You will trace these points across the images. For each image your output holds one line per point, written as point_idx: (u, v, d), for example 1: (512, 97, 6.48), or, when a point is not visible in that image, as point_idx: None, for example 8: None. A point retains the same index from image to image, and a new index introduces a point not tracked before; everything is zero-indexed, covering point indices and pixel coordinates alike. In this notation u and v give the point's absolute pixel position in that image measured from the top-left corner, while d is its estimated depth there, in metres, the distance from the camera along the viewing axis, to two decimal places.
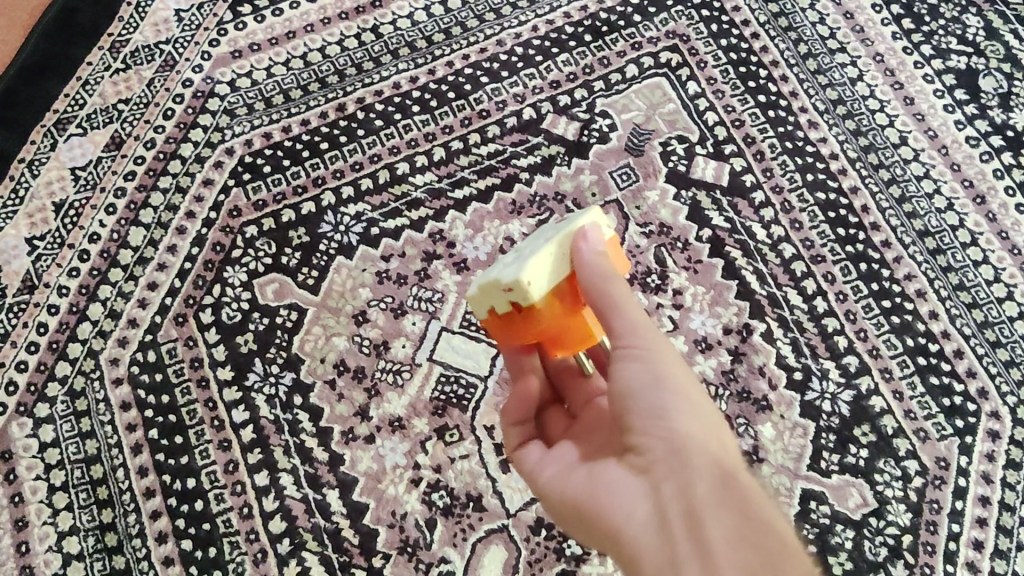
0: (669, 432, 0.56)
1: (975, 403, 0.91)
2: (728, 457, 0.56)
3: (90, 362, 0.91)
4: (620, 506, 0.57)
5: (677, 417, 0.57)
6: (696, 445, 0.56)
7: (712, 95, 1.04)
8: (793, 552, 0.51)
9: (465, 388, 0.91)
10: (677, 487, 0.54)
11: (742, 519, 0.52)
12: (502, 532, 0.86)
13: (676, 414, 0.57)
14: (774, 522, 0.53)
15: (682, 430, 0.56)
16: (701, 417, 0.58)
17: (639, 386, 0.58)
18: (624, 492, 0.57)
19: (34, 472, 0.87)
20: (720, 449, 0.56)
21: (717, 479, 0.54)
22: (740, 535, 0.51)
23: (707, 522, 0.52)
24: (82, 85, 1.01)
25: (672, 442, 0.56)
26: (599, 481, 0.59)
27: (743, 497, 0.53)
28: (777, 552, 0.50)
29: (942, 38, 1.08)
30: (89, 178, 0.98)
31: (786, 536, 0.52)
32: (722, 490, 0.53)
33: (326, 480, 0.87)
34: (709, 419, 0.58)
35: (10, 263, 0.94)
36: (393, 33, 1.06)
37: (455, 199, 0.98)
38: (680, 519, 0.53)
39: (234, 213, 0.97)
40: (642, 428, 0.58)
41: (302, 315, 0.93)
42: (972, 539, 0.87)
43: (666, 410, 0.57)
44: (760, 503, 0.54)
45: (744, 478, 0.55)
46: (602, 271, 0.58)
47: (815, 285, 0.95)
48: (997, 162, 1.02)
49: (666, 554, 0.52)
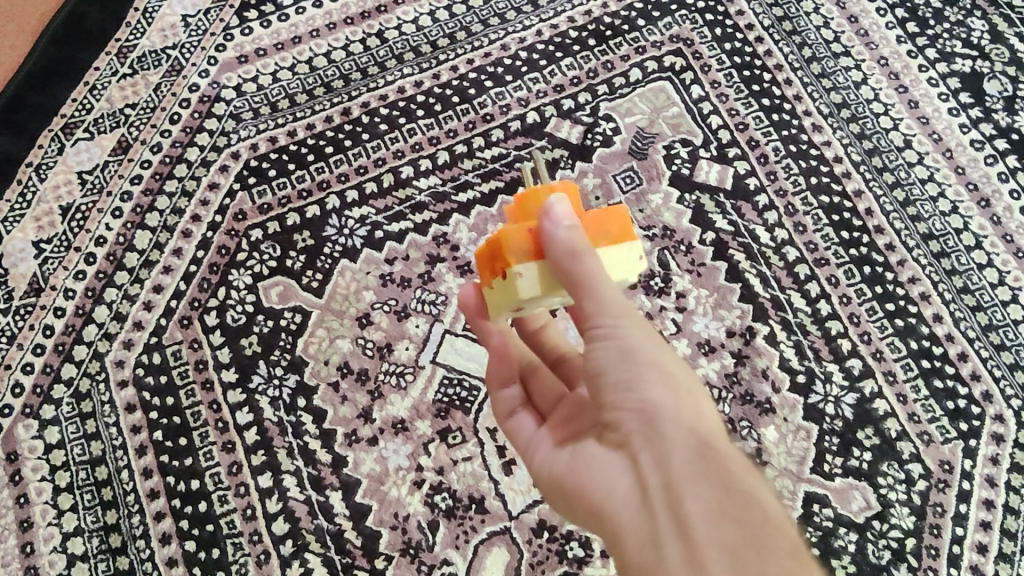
0: (643, 406, 0.55)
1: (979, 407, 0.91)
2: (706, 427, 0.55)
3: (96, 364, 0.91)
4: (600, 484, 0.57)
5: (650, 388, 0.55)
6: (673, 419, 0.55)
7: (716, 99, 1.04)
8: (774, 524, 0.50)
9: (468, 390, 0.91)
10: (653, 460, 0.54)
11: (719, 490, 0.51)
12: (504, 534, 0.86)
13: (649, 385, 0.56)
14: (753, 492, 0.52)
15: (656, 402, 0.55)
16: (676, 387, 0.56)
17: (611, 360, 0.56)
18: (606, 469, 0.57)
19: (39, 473, 0.88)
20: (696, 419, 0.55)
21: (694, 451, 0.53)
22: (719, 506, 0.50)
23: (688, 498, 0.51)
24: (90, 90, 1.02)
25: (647, 416, 0.55)
26: (582, 459, 0.59)
27: (721, 468, 0.53)
28: (757, 524, 0.50)
29: (946, 41, 1.08)
30: (96, 182, 0.99)
31: (765, 504, 0.52)
32: (701, 462, 0.53)
33: (329, 482, 0.88)
34: (683, 385, 0.57)
35: (18, 265, 0.95)
36: (398, 38, 1.07)
37: (459, 203, 0.98)
38: (660, 494, 0.52)
39: (239, 216, 0.98)
40: (616, 402, 0.56)
41: (306, 318, 0.94)
42: (975, 543, 0.86)
43: (638, 384, 0.56)
44: (741, 473, 0.53)
45: (723, 449, 0.54)
46: (572, 249, 0.54)
47: (819, 288, 0.95)
48: (1002, 165, 1.01)
49: (646, 529, 0.52)
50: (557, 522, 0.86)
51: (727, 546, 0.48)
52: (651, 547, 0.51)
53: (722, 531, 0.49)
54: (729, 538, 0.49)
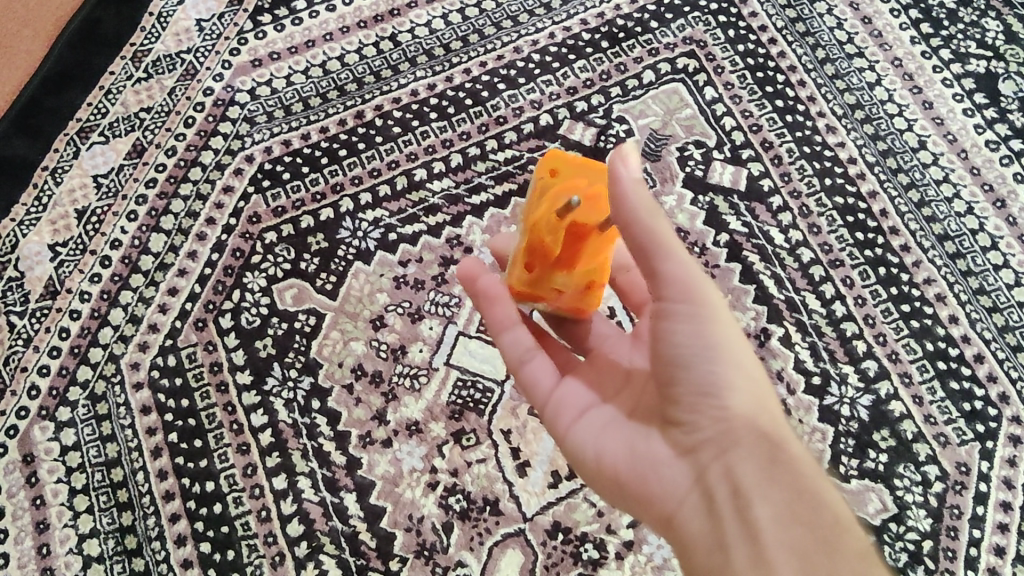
0: (720, 412, 0.57)
1: (996, 408, 0.90)
2: (775, 427, 0.58)
3: (111, 366, 0.92)
4: (667, 485, 0.59)
5: (730, 397, 0.58)
6: (748, 424, 0.57)
7: (730, 101, 1.04)
8: (846, 529, 0.53)
9: (482, 392, 0.91)
10: (726, 465, 0.56)
11: (789, 494, 0.54)
12: (519, 535, 0.86)
13: (729, 391, 0.58)
14: (824, 495, 0.54)
15: (734, 408, 0.58)
16: (753, 388, 0.59)
17: (691, 357, 0.58)
18: (670, 469, 0.59)
19: (55, 475, 0.88)
20: (768, 421, 0.58)
21: (766, 456, 0.56)
22: (789, 513, 0.53)
23: (759, 508, 0.54)
24: (105, 94, 1.03)
25: (723, 421, 0.57)
26: (641, 456, 0.61)
27: (794, 471, 0.55)
28: (828, 532, 0.52)
29: (961, 42, 1.07)
30: (111, 186, 0.99)
31: (837, 507, 0.54)
32: (772, 469, 0.55)
33: (343, 484, 0.88)
34: (757, 384, 0.59)
35: (34, 269, 0.95)
36: (411, 41, 1.07)
37: (472, 205, 0.99)
38: (730, 501, 0.55)
39: (253, 219, 0.98)
40: (692, 405, 0.58)
41: (321, 320, 0.94)
42: (993, 545, 0.86)
43: (716, 384, 0.58)
44: (812, 474, 0.56)
45: (791, 449, 0.57)
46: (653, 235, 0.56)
47: (834, 289, 0.94)
48: (1017, 165, 1.01)
49: (715, 535, 0.55)
50: (572, 524, 0.86)
51: (798, 553, 0.51)
52: (718, 552, 0.54)
53: (791, 536, 0.52)
54: (800, 544, 0.52)
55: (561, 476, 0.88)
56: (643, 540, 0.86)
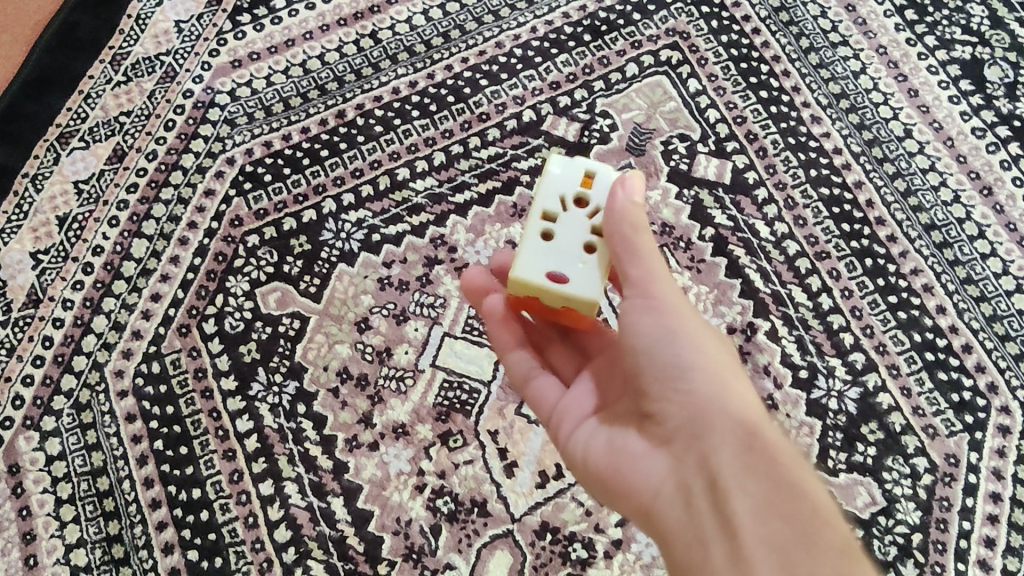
0: (690, 397, 0.58)
1: (984, 399, 0.90)
2: (752, 417, 0.57)
3: (95, 375, 0.91)
4: (644, 481, 0.58)
5: (697, 380, 0.58)
6: (721, 413, 0.57)
7: (714, 92, 1.03)
8: (825, 518, 0.51)
9: (468, 394, 0.91)
10: (703, 456, 0.55)
11: (768, 484, 0.52)
12: (507, 536, 0.86)
13: (697, 375, 0.59)
14: (801, 481, 0.53)
15: (703, 393, 0.58)
16: (723, 378, 0.59)
17: (655, 347, 0.60)
18: (647, 463, 0.59)
19: (41, 485, 0.87)
20: (746, 412, 0.57)
21: (740, 445, 0.55)
22: (768, 507, 0.51)
23: (734, 496, 0.52)
24: (85, 98, 1.02)
25: (694, 410, 0.57)
26: (620, 454, 0.61)
27: (771, 463, 0.54)
28: (807, 520, 0.50)
29: (946, 28, 1.06)
30: (92, 192, 0.98)
31: (818, 502, 0.52)
32: (747, 457, 0.54)
33: (330, 488, 0.87)
34: (728, 373, 0.59)
35: (16, 278, 0.95)
36: (391, 38, 1.06)
37: (456, 204, 0.98)
38: (704, 492, 0.54)
39: (235, 223, 0.97)
40: (663, 393, 0.59)
41: (305, 323, 0.93)
42: (983, 536, 0.85)
43: (684, 369, 0.59)
44: (788, 461, 0.54)
45: (768, 436, 0.56)
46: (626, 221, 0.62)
47: (821, 282, 0.94)
48: (1004, 153, 1.00)
49: (691, 530, 0.54)
50: (559, 524, 0.86)
51: (775, 548, 0.49)
52: (696, 549, 0.53)
53: (769, 531, 0.50)
54: (778, 537, 0.50)
55: (549, 475, 0.87)
56: (632, 538, 0.86)
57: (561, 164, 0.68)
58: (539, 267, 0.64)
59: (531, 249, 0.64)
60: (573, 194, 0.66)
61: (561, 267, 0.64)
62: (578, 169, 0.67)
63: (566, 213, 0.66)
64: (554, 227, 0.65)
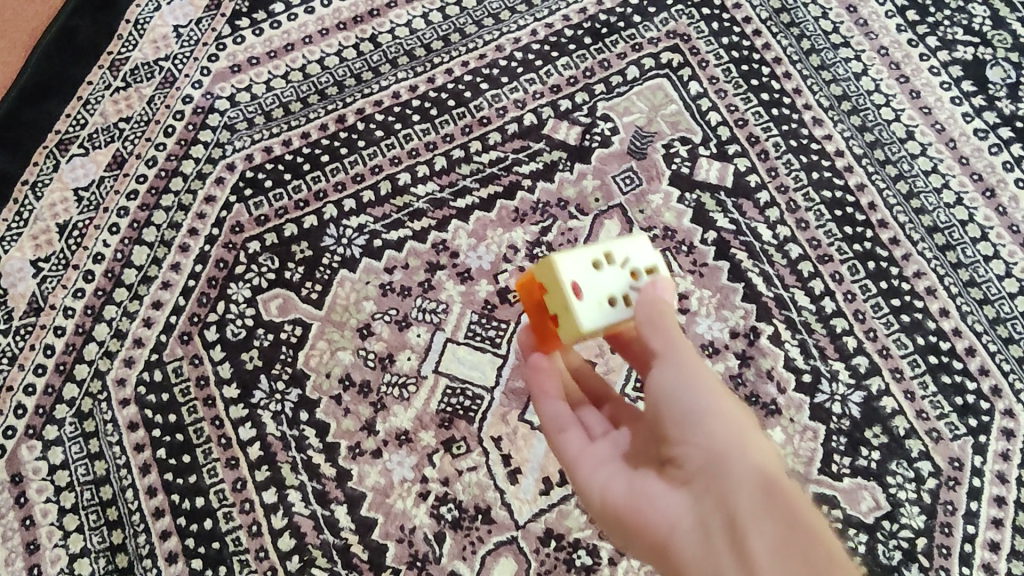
0: (708, 440, 0.53)
1: (988, 402, 0.90)
2: (771, 465, 0.53)
3: (97, 383, 0.91)
4: (661, 523, 0.53)
5: (715, 422, 0.54)
6: (741, 455, 0.53)
7: (715, 95, 1.03)
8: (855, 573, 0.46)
9: (471, 399, 0.90)
10: (721, 498, 0.51)
11: (789, 533, 0.49)
12: (511, 543, 0.85)
13: (715, 418, 0.54)
14: (819, 535, 0.49)
15: (722, 435, 0.53)
16: (742, 425, 0.54)
17: (671, 392, 0.56)
18: (666, 507, 0.53)
19: (44, 495, 0.87)
20: (766, 460, 0.53)
21: (760, 489, 0.51)
22: (791, 553, 0.47)
23: (756, 543, 0.48)
24: (84, 104, 1.02)
25: (713, 449, 0.53)
26: (641, 495, 0.55)
27: (791, 514, 0.50)
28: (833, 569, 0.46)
29: (947, 29, 1.06)
30: (93, 199, 0.98)
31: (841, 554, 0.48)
32: (767, 502, 0.50)
33: (333, 496, 0.87)
34: (745, 422, 0.55)
35: (17, 286, 0.95)
36: (391, 42, 1.06)
37: (457, 208, 0.98)
38: (724, 535, 0.50)
39: (236, 229, 0.97)
40: (680, 433, 0.55)
41: (307, 330, 0.93)
42: (988, 540, 0.85)
43: (700, 415, 0.54)
44: (808, 514, 0.50)
45: (787, 486, 0.52)
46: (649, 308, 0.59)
47: (823, 285, 0.94)
48: (1006, 154, 1.00)
49: None
50: (564, 531, 0.86)
51: None
52: None
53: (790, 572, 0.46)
54: None
55: (553, 482, 0.88)
56: None
57: (642, 242, 0.64)
58: (572, 272, 0.61)
59: (578, 256, 0.61)
60: (637, 266, 0.63)
61: (585, 289, 0.61)
62: (652, 258, 0.64)
63: (616, 269, 0.62)
64: (602, 266, 0.62)
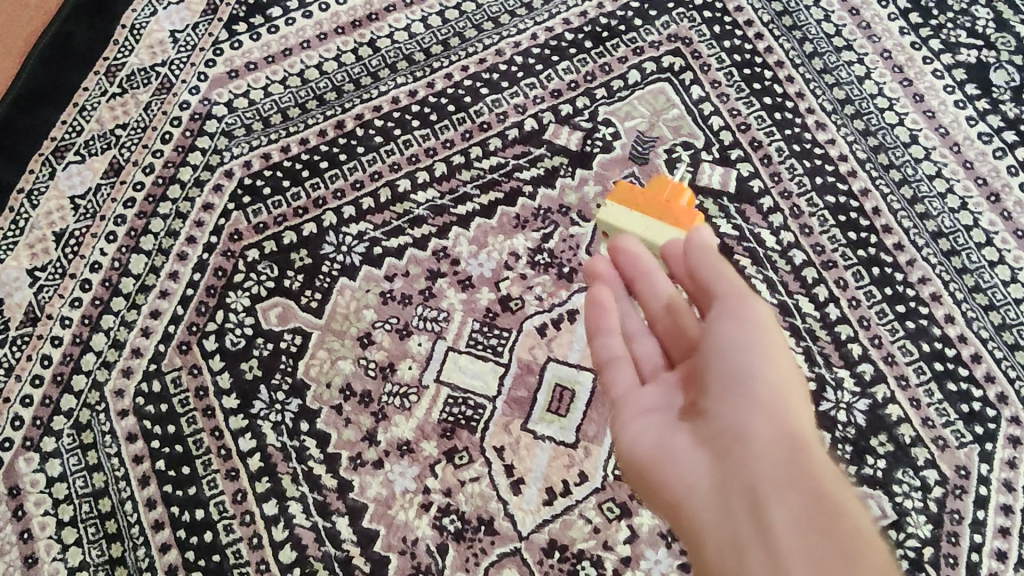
0: (753, 406, 0.57)
1: (994, 409, 0.89)
2: (800, 424, 0.57)
3: (95, 394, 0.90)
4: (680, 475, 0.58)
5: (757, 389, 0.58)
6: (776, 423, 0.57)
7: (717, 99, 1.02)
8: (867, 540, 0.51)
9: (473, 409, 0.90)
10: (744, 462, 0.55)
11: (811, 500, 0.53)
12: (514, 555, 0.85)
13: (757, 384, 0.58)
14: (845, 505, 0.53)
15: (762, 400, 0.58)
16: (784, 393, 0.58)
17: (723, 352, 0.60)
18: (687, 461, 0.58)
19: (42, 507, 0.86)
20: (797, 421, 0.57)
21: (785, 453, 0.55)
22: (809, 521, 0.52)
23: (772, 505, 0.53)
24: (79, 111, 1.01)
25: (757, 411, 0.57)
26: (666, 444, 0.60)
27: (820, 489, 0.53)
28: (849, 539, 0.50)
29: (951, 31, 1.05)
30: (89, 207, 0.97)
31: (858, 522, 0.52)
32: (790, 467, 0.54)
33: (335, 507, 0.86)
34: (790, 383, 0.59)
35: (13, 295, 0.94)
36: (390, 46, 1.05)
37: (458, 215, 0.97)
38: (745, 496, 0.54)
39: (235, 237, 0.96)
40: (725, 398, 0.58)
41: (307, 339, 0.92)
42: (995, 549, 0.85)
43: (747, 378, 0.58)
44: (830, 479, 0.54)
45: (814, 450, 0.56)
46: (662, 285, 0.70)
47: (827, 291, 0.93)
48: (1011, 158, 0.99)
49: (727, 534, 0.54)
50: (568, 542, 0.85)
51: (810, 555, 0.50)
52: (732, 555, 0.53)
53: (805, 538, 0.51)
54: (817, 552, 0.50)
55: (556, 492, 0.87)
56: (641, 556, 0.85)
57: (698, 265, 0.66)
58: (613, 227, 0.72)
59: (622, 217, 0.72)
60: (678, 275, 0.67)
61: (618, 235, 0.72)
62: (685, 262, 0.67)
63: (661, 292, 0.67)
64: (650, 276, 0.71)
